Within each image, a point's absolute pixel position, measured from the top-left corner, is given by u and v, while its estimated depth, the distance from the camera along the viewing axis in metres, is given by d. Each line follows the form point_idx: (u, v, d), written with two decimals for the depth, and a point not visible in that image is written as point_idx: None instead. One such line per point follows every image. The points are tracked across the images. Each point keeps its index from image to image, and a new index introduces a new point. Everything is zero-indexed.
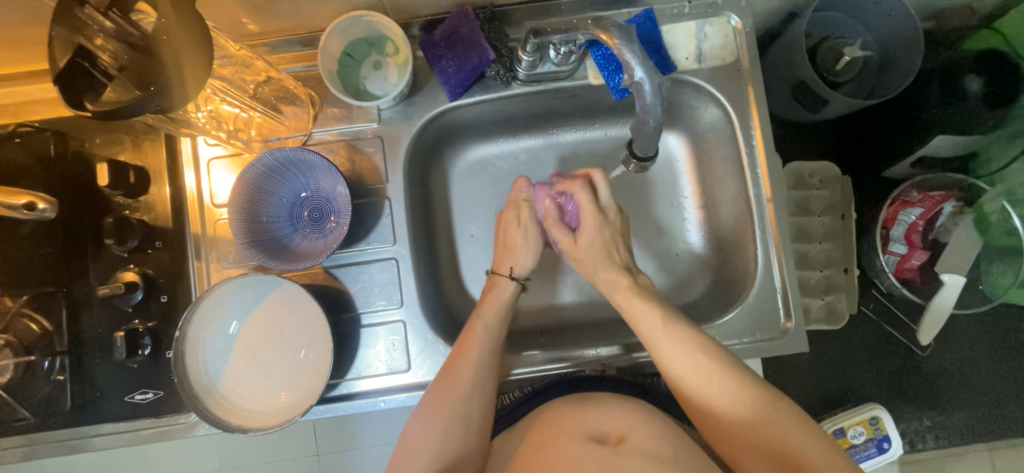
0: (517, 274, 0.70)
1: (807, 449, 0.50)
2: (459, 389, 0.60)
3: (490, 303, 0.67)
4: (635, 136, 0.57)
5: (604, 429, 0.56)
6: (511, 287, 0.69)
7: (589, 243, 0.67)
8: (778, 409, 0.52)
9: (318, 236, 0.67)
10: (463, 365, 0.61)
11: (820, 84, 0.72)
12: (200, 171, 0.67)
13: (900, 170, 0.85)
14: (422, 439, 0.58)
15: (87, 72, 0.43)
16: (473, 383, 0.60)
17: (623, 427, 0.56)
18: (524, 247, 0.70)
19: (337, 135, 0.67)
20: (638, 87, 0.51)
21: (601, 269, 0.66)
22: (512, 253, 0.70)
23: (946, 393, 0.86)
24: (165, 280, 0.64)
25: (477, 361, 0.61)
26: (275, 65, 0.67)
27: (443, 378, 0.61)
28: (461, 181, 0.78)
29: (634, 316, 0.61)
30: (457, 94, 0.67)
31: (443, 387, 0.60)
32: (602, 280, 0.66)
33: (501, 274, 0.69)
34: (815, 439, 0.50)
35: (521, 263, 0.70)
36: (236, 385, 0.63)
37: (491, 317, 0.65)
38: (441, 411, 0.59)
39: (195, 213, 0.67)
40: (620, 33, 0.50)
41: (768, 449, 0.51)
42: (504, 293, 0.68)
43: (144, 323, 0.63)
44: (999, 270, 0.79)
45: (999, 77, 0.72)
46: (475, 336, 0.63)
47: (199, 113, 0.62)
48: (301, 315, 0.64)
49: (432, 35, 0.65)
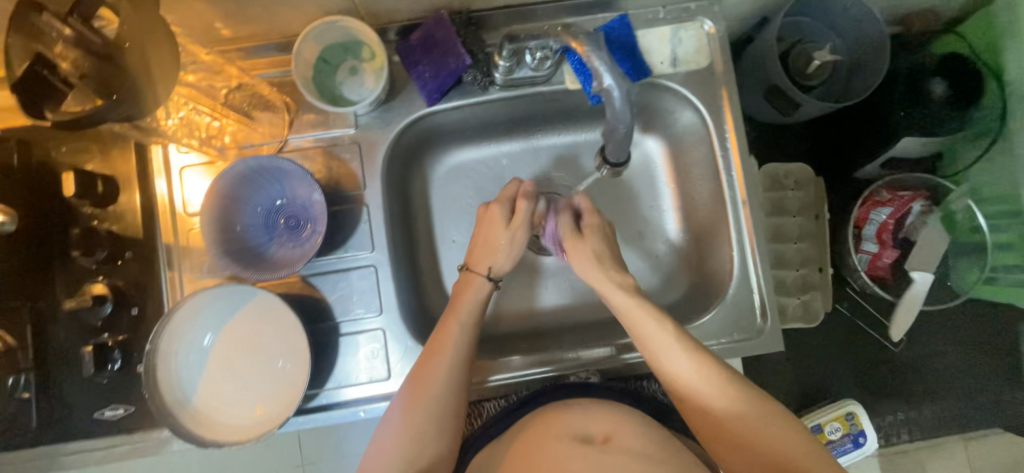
0: (495, 274, 0.68)
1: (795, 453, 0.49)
2: (431, 389, 0.59)
3: (463, 302, 0.66)
4: (607, 143, 0.58)
5: (591, 430, 0.57)
6: (485, 287, 0.68)
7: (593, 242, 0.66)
8: (766, 412, 0.53)
9: (294, 244, 0.65)
10: (435, 366, 0.60)
11: (792, 86, 0.73)
12: (171, 178, 0.65)
13: (868, 173, 0.87)
14: (390, 451, 0.56)
15: (44, 80, 0.41)
16: (444, 384, 0.59)
17: (609, 428, 0.57)
18: (511, 254, 0.69)
19: (314, 141, 0.66)
20: (607, 94, 0.51)
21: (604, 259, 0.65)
22: (490, 254, 0.68)
23: (920, 386, 0.89)
24: (135, 292, 0.63)
25: (450, 359, 0.61)
26: (249, 71, 0.65)
27: (415, 379, 0.60)
28: (442, 186, 0.78)
29: (636, 323, 0.59)
30: (435, 99, 0.67)
31: (415, 385, 0.59)
32: (597, 273, 0.63)
33: (479, 273, 0.68)
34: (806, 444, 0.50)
35: (502, 265, 0.69)
36: (211, 397, 0.62)
37: (464, 317, 0.64)
38: (415, 415, 0.57)
39: (167, 221, 0.65)
40: (589, 41, 0.50)
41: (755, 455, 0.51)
42: (476, 294, 0.66)
43: (113, 337, 0.61)
44: (967, 265, 0.83)
45: (962, 80, 0.73)
46: (447, 335, 0.62)
47: (169, 119, 0.63)
48: (276, 326, 0.63)
49: (408, 41, 0.65)
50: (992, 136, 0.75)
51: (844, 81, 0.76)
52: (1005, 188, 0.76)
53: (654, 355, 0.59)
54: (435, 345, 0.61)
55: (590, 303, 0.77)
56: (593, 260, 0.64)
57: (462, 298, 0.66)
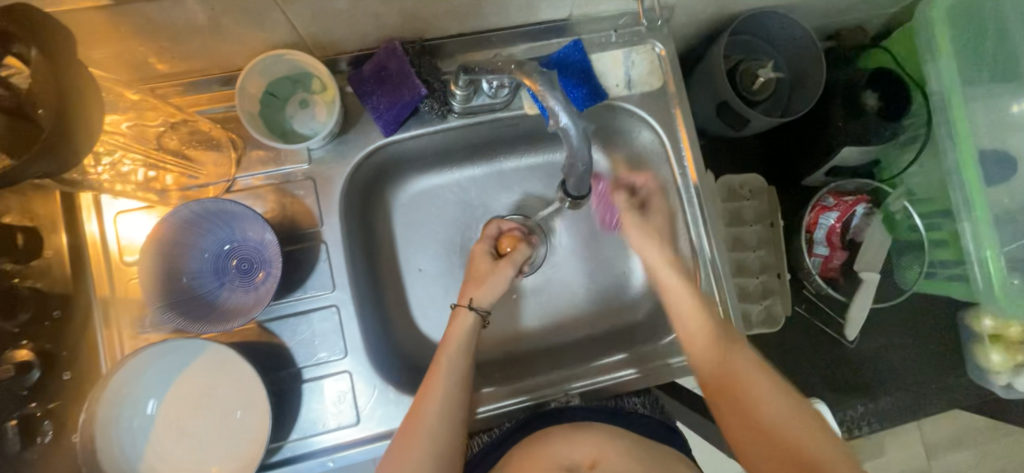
0: (480, 307, 0.67)
1: (823, 452, 0.54)
2: (425, 426, 0.58)
3: (452, 338, 0.64)
4: (567, 178, 0.56)
5: (575, 458, 0.61)
6: (473, 322, 0.66)
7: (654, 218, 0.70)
8: (792, 411, 0.58)
9: (247, 289, 0.61)
10: (427, 409, 0.59)
11: (740, 103, 0.75)
12: (104, 220, 0.60)
13: (817, 180, 0.91)
14: None
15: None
16: (433, 427, 0.58)
17: (595, 453, 0.61)
18: (498, 285, 0.68)
19: (264, 178, 0.63)
20: (565, 134, 0.49)
21: (656, 239, 0.69)
22: (478, 288, 0.67)
23: (876, 379, 0.93)
24: (67, 354, 0.58)
25: (443, 396, 0.60)
26: (183, 108, 0.61)
27: (408, 420, 0.59)
28: (405, 215, 0.76)
29: (676, 303, 0.66)
30: (392, 129, 0.65)
31: (408, 429, 0.58)
32: (654, 254, 0.68)
33: (468, 308, 0.66)
34: (829, 439, 0.55)
35: (485, 299, 0.67)
36: (160, 462, 0.57)
37: (454, 350, 0.64)
38: (414, 454, 0.57)
39: (101, 272, 0.60)
40: (544, 81, 0.48)
41: (785, 453, 0.55)
42: (464, 329, 0.65)
43: (42, 406, 0.55)
44: (909, 261, 0.88)
45: (892, 92, 0.78)
46: (438, 373, 0.61)
47: (99, 165, 0.57)
48: (232, 378, 0.58)
49: (361, 70, 0.63)
50: (921, 141, 0.80)
51: (786, 96, 0.80)
52: (935, 191, 0.82)
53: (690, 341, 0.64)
54: (427, 385, 0.60)
55: (562, 324, 0.76)
56: (651, 240, 0.69)
57: (450, 335, 0.65)
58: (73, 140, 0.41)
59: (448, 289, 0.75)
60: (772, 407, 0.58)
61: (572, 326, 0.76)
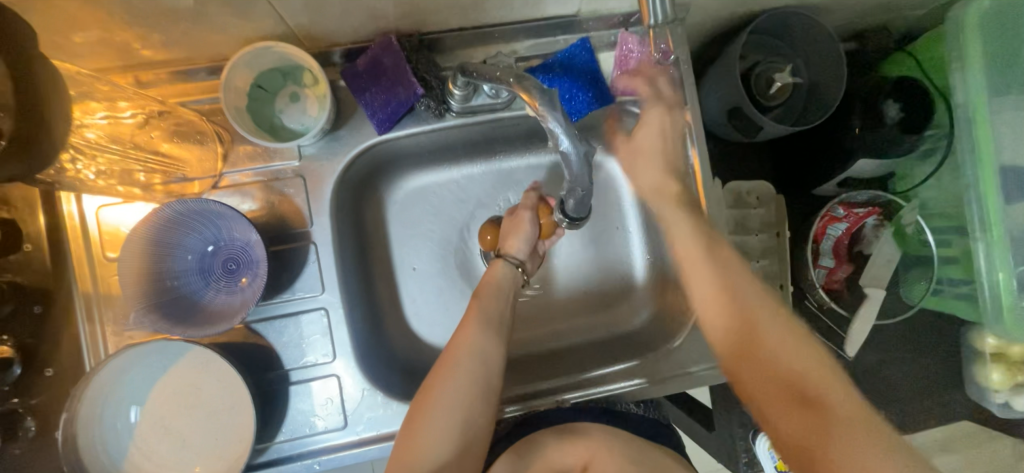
0: (512, 256, 0.66)
1: (821, 379, 0.45)
2: (448, 384, 0.55)
3: (486, 286, 0.64)
4: (568, 197, 0.53)
5: (569, 461, 0.58)
6: (509, 272, 0.66)
7: (646, 137, 0.65)
8: (789, 336, 0.49)
9: (233, 291, 0.60)
10: (449, 372, 0.56)
11: (754, 110, 0.71)
12: (85, 214, 0.58)
13: (828, 191, 0.88)
14: (415, 437, 0.52)
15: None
16: (453, 391, 0.54)
17: (587, 454, 0.58)
18: (528, 233, 0.66)
19: (252, 175, 0.60)
20: (564, 155, 0.47)
21: (659, 164, 0.65)
22: (506, 236, 0.66)
23: (867, 390, 0.93)
24: (47, 351, 0.57)
25: (474, 347, 0.58)
26: (167, 99, 0.59)
27: (439, 368, 0.57)
28: (400, 212, 0.73)
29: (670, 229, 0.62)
30: (387, 127, 0.62)
31: (432, 382, 0.56)
32: (654, 175, 0.65)
33: (501, 258, 0.66)
34: (836, 379, 0.45)
35: (517, 248, 0.66)
36: (144, 460, 0.56)
37: (487, 300, 0.63)
38: (441, 406, 0.54)
39: (84, 269, 0.59)
40: (544, 98, 0.44)
41: (778, 376, 0.47)
42: (499, 279, 0.65)
43: (24, 401, 0.55)
44: (914, 277, 0.85)
45: (913, 102, 0.75)
46: (468, 326, 0.59)
47: (77, 165, 0.53)
48: (218, 377, 0.57)
49: (355, 64, 0.60)
50: (942, 153, 0.77)
51: (803, 102, 0.76)
52: (951, 205, 0.79)
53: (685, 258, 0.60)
54: (454, 345, 0.58)
55: (557, 330, 0.75)
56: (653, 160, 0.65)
57: (484, 284, 0.65)
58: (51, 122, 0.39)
59: (441, 290, 0.73)
60: (773, 334, 0.49)
61: (566, 332, 0.75)
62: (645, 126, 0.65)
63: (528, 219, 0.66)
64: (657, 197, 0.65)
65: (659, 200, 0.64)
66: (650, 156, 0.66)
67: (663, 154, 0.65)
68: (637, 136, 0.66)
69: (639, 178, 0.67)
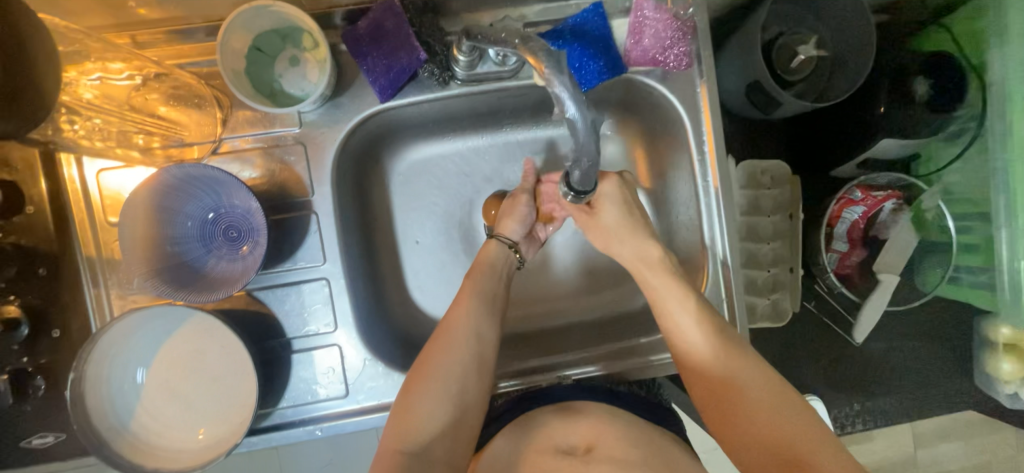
0: (506, 236, 0.66)
1: (810, 446, 0.46)
2: (444, 358, 0.55)
3: (480, 264, 0.64)
4: (573, 169, 0.49)
5: (573, 441, 0.55)
6: (502, 252, 0.66)
7: (611, 216, 0.65)
8: (777, 403, 0.50)
9: (234, 259, 0.60)
10: (443, 348, 0.56)
11: (773, 84, 0.68)
12: (86, 176, 0.58)
13: (847, 171, 0.84)
14: (404, 411, 0.52)
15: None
16: (450, 363, 0.55)
17: (591, 436, 0.55)
18: (525, 213, 0.66)
19: (252, 141, 0.59)
20: (571, 125, 0.41)
21: (633, 232, 0.64)
22: (503, 216, 0.66)
23: (876, 379, 0.90)
24: (54, 312, 0.58)
25: (469, 322, 0.58)
26: (164, 60, 0.58)
27: (437, 336, 0.57)
28: (403, 184, 0.72)
29: (663, 306, 0.59)
30: (389, 95, 0.60)
31: (420, 366, 0.55)
32: (632, 247, 0.64)
33: (494, 238, 0.66)
34: (825, 445, 0.46)
35: (512, 229, 0.66)
36: (151, 421, 0.57)
37: (482, 280, 0.62)
38: (433, 380, 0.53)
39: (86, 231, 0.58)
40: (551, 60, 0.39)
41: (771, 447, 0.47)
42: (492, 258, 0.65)
43: (33, 361, 0.57)
44: (933, 265, 0.82)
45: (944, 81, 0.73)
46: (463, 302, 0.59)
47: (73, 125, 0.52)
48: (222, 343, 0.58)
49: (356, 27, 0.58)
50: (970, 136, 0.73)
51: (827, 76, 0.72)
52: (974, 189, 0.75)
53: (682, 345, 0.57)
54: (449, 320, 0.58)
55: (559, 306, 0.75)
56: (619, 239, 0.64)
57: (478, 263, 0.64)
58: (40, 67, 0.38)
59: (444, 264, 0.73)
60: (763, 403, 0.50)
61: (568, 310, 0.75)
62: (604, 198, 0.65)
63: (524, 200, 0.66)
64: (640, 269, 0.63)
65: (640, 270, 0.63)
66: (619, 229, 0.64)
67: (633, 223, 0.64)
68: (601, 213, 0.65)
69: (613, 249, 0.65)
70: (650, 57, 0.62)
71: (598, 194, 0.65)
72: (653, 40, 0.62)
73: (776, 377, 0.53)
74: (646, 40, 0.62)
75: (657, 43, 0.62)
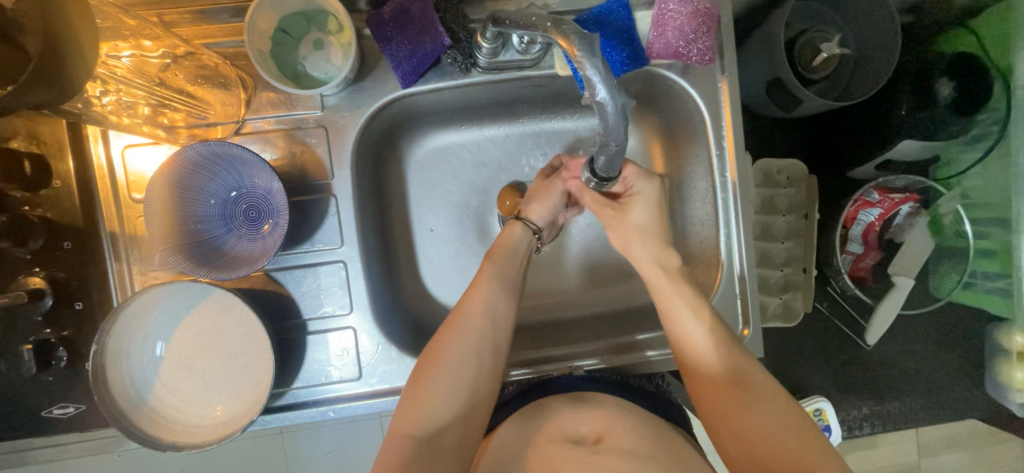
0: (532, 221, 0.66)
1: (817, 458, 0.46)
2: (455, 344, 0.55)
3: (504, 250, 0.64)
4: (597, 155, 0.49)
5: (582, 430, 0.54)
6: (526, 236, 0.66)
7: (638, 216, 0.63)
8: (787, 421, 0.50)
9: (254, 238, 0.60)
10: (456, 334, 0.56)
11: (795, 81, 0.68)
12: (111, 151, 0.59)
13: (864, 172, 0.84)
14: (414, 397, 0.52)
15: (36, 80, 0.37)
16: (462, 355, 0.55)
17: (600, 427, 0.54)
18: (550, 200, 0.67)
19: (274, 123, 0.60)
20: (600, 109, 0.41)
21: (654, 234, 0.63)
22: (532, 201, 0.66)
23: (885, 383, 0.90)
24: (77, 285, 0.59)
25: (483, 309, 0.58)
26: (192, 40, 0.59)
27: (451, 322, 0.58)
28: (420, 172, 0.73)
29: (674, 311, 0.59)
30: (411, 81, 0.61)
31: (428, 355, 0.55)
32: (650, 249, 0.62)
33: (519, 221, 0.66)
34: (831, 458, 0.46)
35: (538, 214, 0.66)
36: (169, 396, 0.58)
37: (499, 263, 0.62)
38: (444, 368, 0.54)
39: (111, 207, 0.59)
40: (583, 43, 0.40)
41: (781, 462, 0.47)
42: (515, 241, 0.65)
43: (56, 333, 0.58)
44: (947, 270, 0.80)
45: (970, 83, 0.69)
46: (478, 289, 0.59)
47: (102, 98, 0.53)
48: (241, 321, 0.59)
49: (381, 13, 0.59)
50: (992, 139, 0.72)
51: (848, 75, 0.72)
52: (995, 195, 0.74)
53: (688, 351, 0.58)
54: (463, 309, 0.58)
55: (570, 298, 0.75)
56: (639, 238, 0.63)
57: (499, 247, 0.64)
58: (74, 21, 0.38)
59: (457, 253, 0.73)
60: (772, 421, 0.50)
61: (579, 302, 0.75)
62: (638, 197, 0.64)
63: (546, 195, 0.67)
64: (656, 270, 0.62)
65: (660, 275, 0.61)
66: (640, 230, 0.63)
67: (657, 224, 0.63)
68: (632, 212, 0.63)
69: (632, 250, 0.63)
70: (673, 50, 0.62)
71: (634, 192, 0.64)
72: (676, 33, 0.62)
73: (785, 395, 0.53)
74: (670, 32, 0.62)
75: (680, 35, 0.61)
